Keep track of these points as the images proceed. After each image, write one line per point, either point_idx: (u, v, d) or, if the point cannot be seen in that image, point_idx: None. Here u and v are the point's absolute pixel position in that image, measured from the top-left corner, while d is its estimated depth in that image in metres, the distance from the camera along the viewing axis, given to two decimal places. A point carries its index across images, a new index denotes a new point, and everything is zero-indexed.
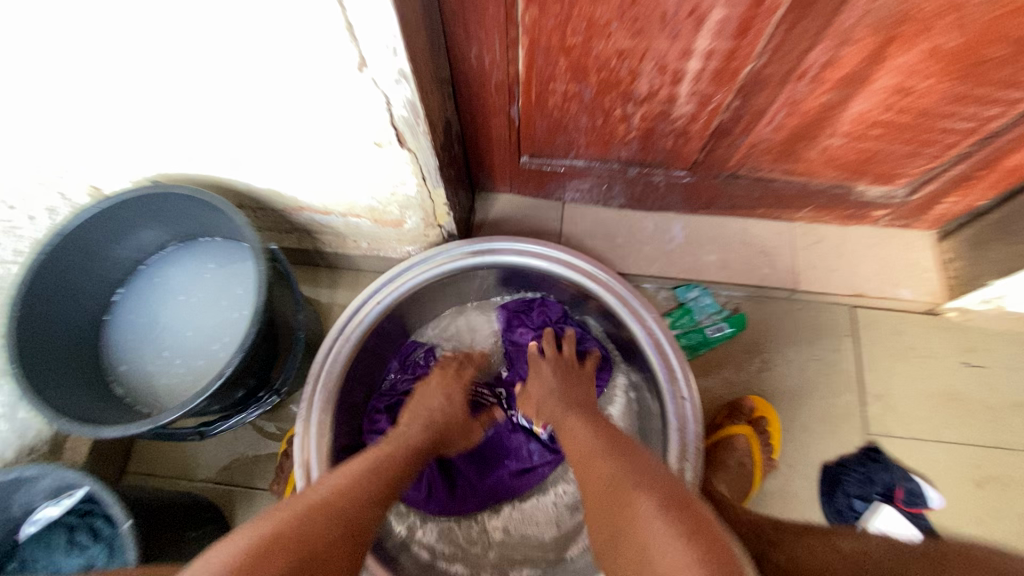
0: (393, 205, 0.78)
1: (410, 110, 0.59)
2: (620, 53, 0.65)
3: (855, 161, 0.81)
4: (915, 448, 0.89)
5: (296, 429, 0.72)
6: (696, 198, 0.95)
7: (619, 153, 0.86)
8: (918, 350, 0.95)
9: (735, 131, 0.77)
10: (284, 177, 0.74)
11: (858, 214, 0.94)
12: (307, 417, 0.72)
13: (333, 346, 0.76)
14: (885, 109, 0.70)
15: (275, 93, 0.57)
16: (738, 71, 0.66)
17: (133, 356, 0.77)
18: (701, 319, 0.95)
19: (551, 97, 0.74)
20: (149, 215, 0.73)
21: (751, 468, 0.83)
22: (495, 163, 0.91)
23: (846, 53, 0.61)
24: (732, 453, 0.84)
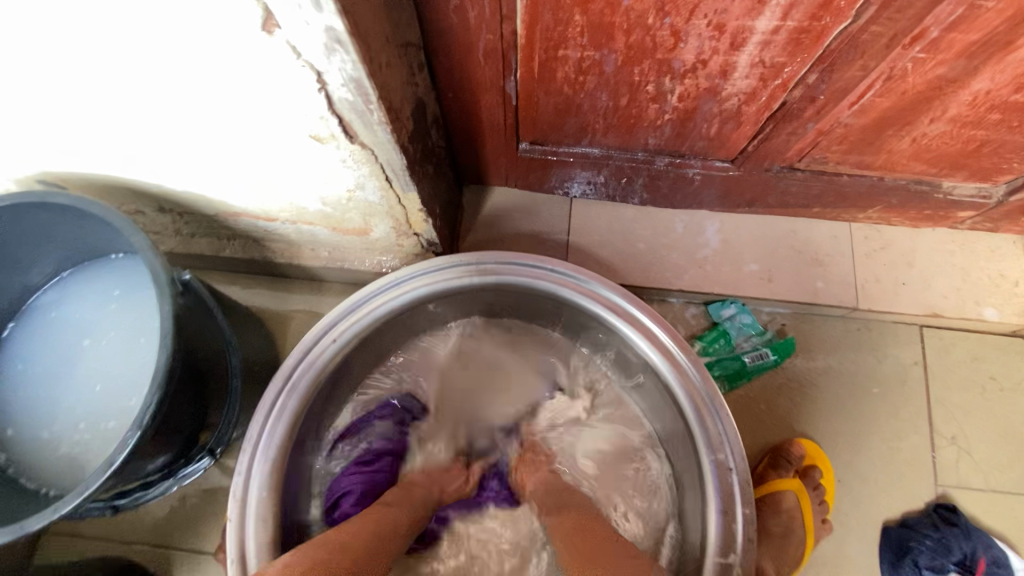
0: (353, 211, 0.60)
1: (357, 92, 0.41)
2: (660, 7, 0.45)
3: (952, 154, 0.63)
4: (994, 503, 0.74)
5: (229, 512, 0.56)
6: (737, 194, 0.76)
7: (645, 140, 0.67)
8: (1000, 381, 0.78)
9: (803, 116, 0.58)
10: (205, 179, 0.56)
11: (937, 215, 0.76)
12: (245, 495, 0.56)
13: (277, 400, 0.60)
14: (1017, 88, 0.51)
15: (166, 68, 0.39)
16: (825, 33, 0.46)
17: (19, 413, 0.60)
18: (738, 344, 0.78)
19: (559, 69, 0.55)
20: (21, 234, 0.55)
21: (802, 535, 0.70)
22: (487, 152, 0.72)
23: (989, 7, 0.42)
24: (778, 517, 0.71)
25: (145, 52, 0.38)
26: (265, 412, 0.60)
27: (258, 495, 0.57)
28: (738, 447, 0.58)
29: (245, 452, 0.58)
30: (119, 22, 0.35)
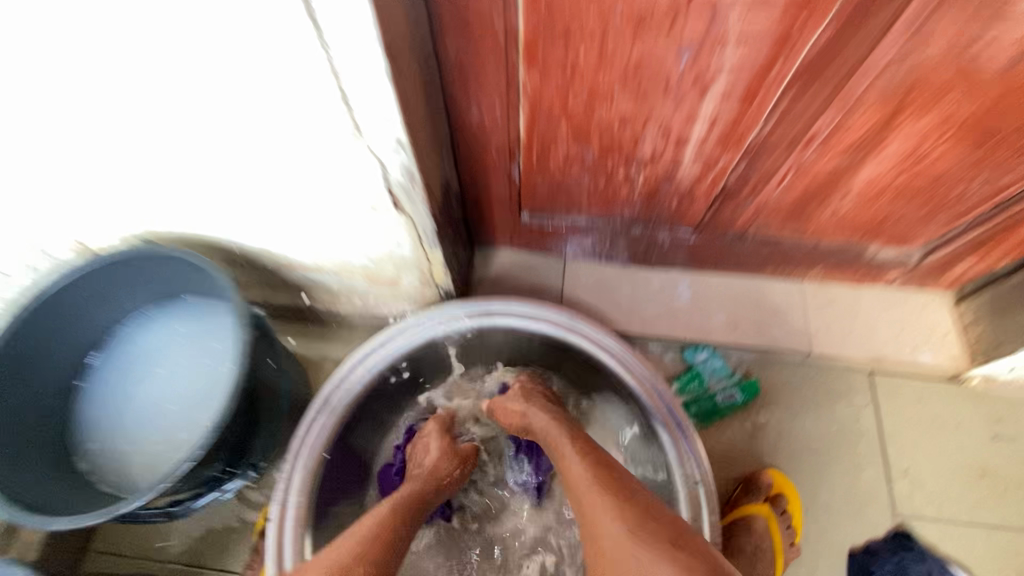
0: (389, 264, 0.75)
1: (408, 176, 0.57)
2: (622, 118, 0.63)
3: (867, 224, 0.79)
4: (949, 532, 0.82)
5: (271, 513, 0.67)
6: (702, 256, 0.91)
7: (621, 212, 0.83)
8: (945, 420, 0.88)
9: (741, 194, 0.75)
10: (275, 238, 0.72)
11: (871, 275, 0.91)
12: (284, 501, 0.67)
13: (315, 419, 0.71)
14: (897, 175, 0.68)
15: (275, 165, 0.57)
16: (744, 137, 0.64)
17: (101, 430, 0.72)
18: (711, 385, 0.90)
19: (552, 159, 0.72)
20: (128, 280, 0.70)
21: (773, 556, 0.77)
22: (495, 220, 0.89)
23: (854, 120, 0.60)
24: (749, 539, 0.78)
25: (262, 152, 0.55)
26: (304, 431, 0.71)
27: (296, 506, 0.67)
28: (703, 467, 0.69)
29: (286, 466, 0.69)
30: (251, 129, 0.52)
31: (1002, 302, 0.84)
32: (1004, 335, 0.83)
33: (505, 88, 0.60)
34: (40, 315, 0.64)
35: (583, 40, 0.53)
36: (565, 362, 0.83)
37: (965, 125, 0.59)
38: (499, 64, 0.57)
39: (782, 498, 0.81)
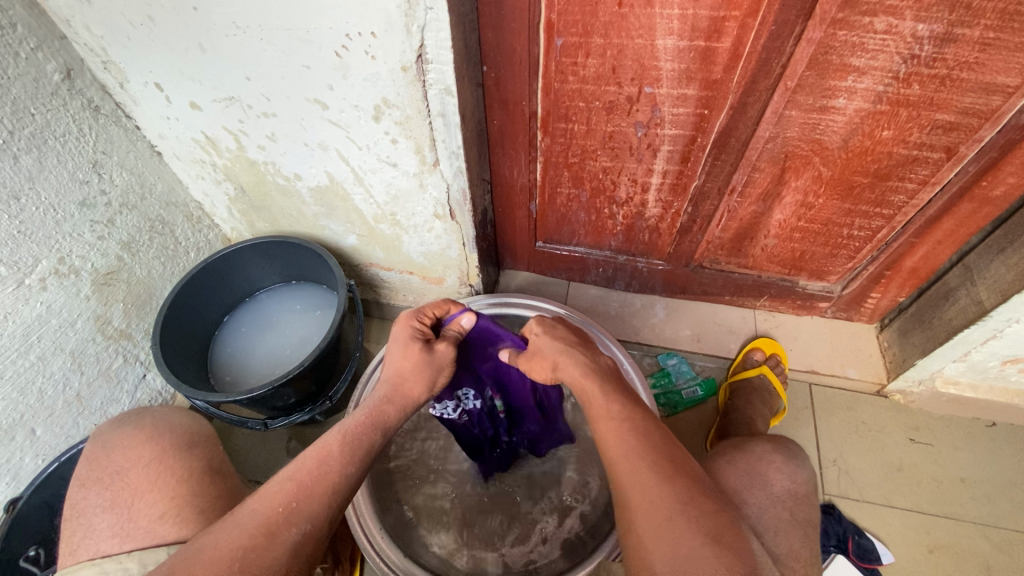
0: (439, 265, 1.06)
1: (462, 195, 0.88)
2: (604, 170, 0.96)
3: (791, 258, 1.06)
4: (868, 510, 1.00)
5: None
6: (674, 283, 1.19)
7: (609, 243, 1.13)
8: (868, 425, 1.09)
9: (694, 230, 1.04)
10: (365, 242, 1.03)
11: (807, 305, 1.16)
12: None
13: (376, 367, 0.97)
14: (798, 219, 0.97)
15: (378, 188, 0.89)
16: (687, 186, 0.95)
17: (230, 364, 1.01)
18: (678, 382, 1.13)
19: (558, 198, 1.04)
20: (267, 260, 1.03)
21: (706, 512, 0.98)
22: (517, 247, 1.20)
23: (757, 177, 0.90)
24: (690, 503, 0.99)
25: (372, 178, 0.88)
26: (369, 376, 0.97)
27: None
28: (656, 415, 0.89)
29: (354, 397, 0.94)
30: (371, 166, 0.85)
31: (905, 327, 1.08)
32: (908, 353, 1.06)
33: (529, 148, 0.94)
34: (210, 271, 0.97)
35: (578, 117, 0.87)
36: None
37: (831, 183, 0.88)
38: (526, 134, 0.91)
39: (776, 355, 1.11)
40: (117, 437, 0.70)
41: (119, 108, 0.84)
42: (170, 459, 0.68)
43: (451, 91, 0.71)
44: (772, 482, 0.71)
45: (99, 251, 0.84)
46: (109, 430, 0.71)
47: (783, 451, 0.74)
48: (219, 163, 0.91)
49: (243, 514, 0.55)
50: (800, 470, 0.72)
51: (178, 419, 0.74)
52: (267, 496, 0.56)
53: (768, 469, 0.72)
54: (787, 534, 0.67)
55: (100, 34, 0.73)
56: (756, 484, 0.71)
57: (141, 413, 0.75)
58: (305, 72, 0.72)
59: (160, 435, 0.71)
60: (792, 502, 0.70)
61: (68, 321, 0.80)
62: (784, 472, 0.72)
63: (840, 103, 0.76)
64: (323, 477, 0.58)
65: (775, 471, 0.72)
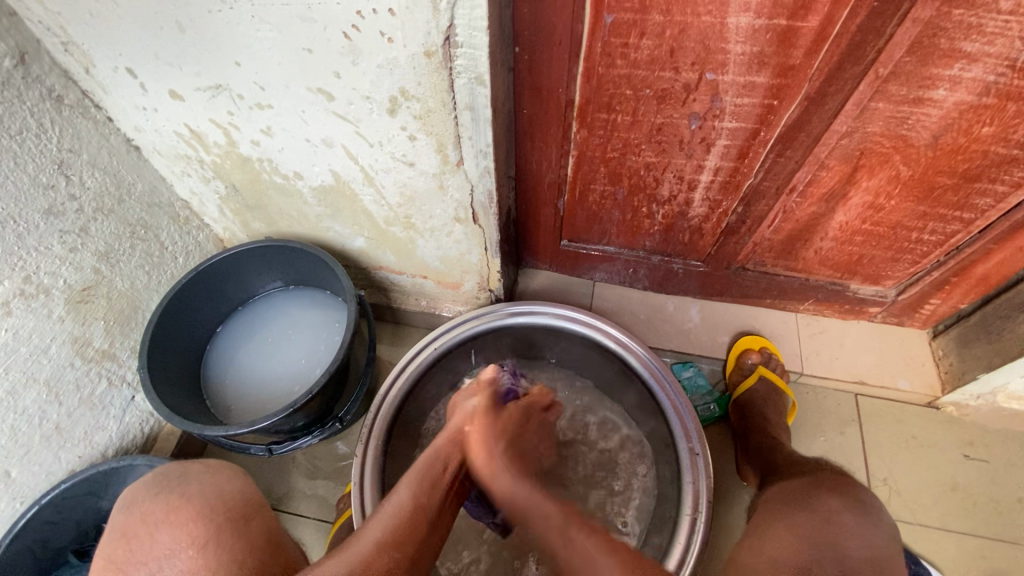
0: (457, 270, 0.96)
1: (487, 196, 0.77)
2: (648, 165, 0.84)
3: (846, 262, 0.96)
4: (921, 533, 0.94)
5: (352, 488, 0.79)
6: (712, 285, 1.09)
7: (643, 242, 1.02)
8: (919, 440, 1.02)
9: (741, 232, 0.93)
10: (375, 245, 0.92)
11: (855, 310, 1.06)
12: (362, 471, 0.80)
13: (390, 385, 0.88)
14: (862, 221, 0.86)
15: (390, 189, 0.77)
16: (740, 184, 0.84)
17: (228, 384, 0.92)
18: (693, 397, 1.05)
19: (590, 195, 0.93)
20: (264, 266, 0.92)
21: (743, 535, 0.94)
22: (539, 245, 1.09)
23: (824, 175, 0.79)
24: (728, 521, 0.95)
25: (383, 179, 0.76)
26: (384, 395, 0.87)
27: (368, 461, 0.81)
28: (702, 441, 0.81)
29: (369, 419, 0.85)
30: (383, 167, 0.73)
31: (966, 336, 0.99)
32: (968, 364, 0.97)
33: (561, 140, 0.82)
34: (200, 278, 0.86)
35: (622, 106, 0.75)
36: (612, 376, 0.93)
37: (908, 183, 0.77)
38: (559, 126, 0.79)
39: (767, 350, 1.04)
40: (160, 510, 0.58)
41: (86, 97, 0.71)
42: (230, 539, 0.55)
43: (484, 80, 0.59)
44: (844, 548, 0.59)
45: (72, 265, 0.73)
46: (149, 500, 0.59)
47: (851, 506, 0.63)
48: (207, 159, 0.79)
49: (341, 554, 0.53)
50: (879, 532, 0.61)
51: (228, 486, 0.61)
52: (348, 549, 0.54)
53: (837, 532, 0.61)
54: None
55: (56, 10, 0.60)
56: (822, 548, 0.60)
57: (186, 478, 0.61)
58: (306, 57, 0.59)
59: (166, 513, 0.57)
60: (874, 571, 0.57)
61: (41, 348, 0.70)
62: (860, 537, 0.60)
63: (939, 94, 0.64)
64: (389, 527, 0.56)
65: (845, 533, 0.61)
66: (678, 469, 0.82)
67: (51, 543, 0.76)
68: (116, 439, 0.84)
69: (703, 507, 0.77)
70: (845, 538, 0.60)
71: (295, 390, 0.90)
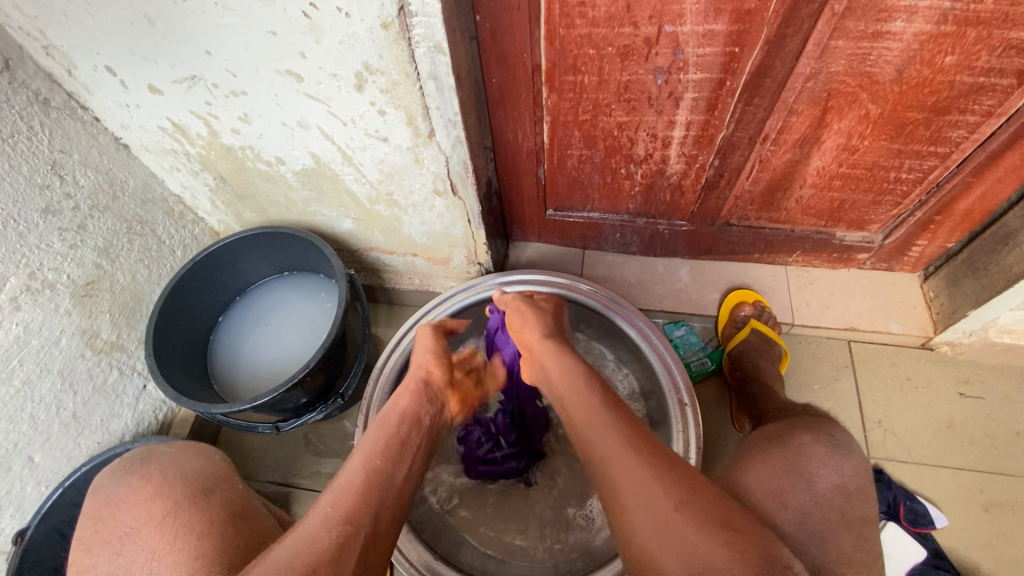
0: (444, 245, 0.98)
1: (463, 167, 0.79)
2: (620, 125, 0.85)
3: (829, 209, 0.97)
4: (917, 471, 0.95)
5: None
6: (699, 244, 1.10)
7: (627, 205, 1.04)
8: (914, 381, 1.02)
9: (720, 185, 0.94)
10: (363, 227, 0.95)
11: (844, 257, 1.07)
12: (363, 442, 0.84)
13: (386, 359, 0.91)
14: (839, 164, 0.87)
15: (368, 167, 0.80)
16: (714, 137, 0.85)
17: (230, 369, 0.96)
18: (686, 354, 1.07)
19: (568, 161, 0.94)
20: (257, 254, 0.96)
21: None
22: (525, 217, 1.11)
23: (794, 121, 0.80)
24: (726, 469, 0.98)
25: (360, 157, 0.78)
26: (380, 370, 0.91)
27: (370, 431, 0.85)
28: (690, 391, 0.83)
29: (367, 393, 0.89)
30: (359, 146, 0.76)
31: (955, 275, 0.99)
32: (958, 302, 0.97)
33: (533, 107, 0.83)
34: (196, 269, 0.90)
35: (587, 66, 0.76)
36: (604, 337, 0.95)
37: (879, 121, 0.78)
38: (529, 93, 0.81)
39: (760, 303, 1.05)
40: (123, 490, 0.63)
41: (72, 98, 0.75)
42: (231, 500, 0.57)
43: (442, 48, 0.61)
44: (814, 476, 0.61)
45: (74, 261, 0.77)
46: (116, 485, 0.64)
47: (832, 441, 0.66)
48: (193, 152, 0.82)
49: (298, 530, 0.53)
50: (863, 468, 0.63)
51: None
52: (305, 524, 0.54)
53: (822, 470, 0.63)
54: (825, 535, 0.58)
55: (34, 14, 0.63)
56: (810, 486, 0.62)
57: (146, 460, 0.67)
58: (271, 39, 0.62)
59: (174, 485, 0.62)
60: (852, 500, 0.61)
61: (51, 340, 0.74)
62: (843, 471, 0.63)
63: (896, 26, 0.65)
64: (345, 492, 0.57)
65: (830, 471, 0.63)
66: (668, 421, 0.85)
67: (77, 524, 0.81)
68: (130, 427, 0.88)
69: (693, 453, 0.79)
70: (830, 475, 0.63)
71: (295, 369, 0.94)
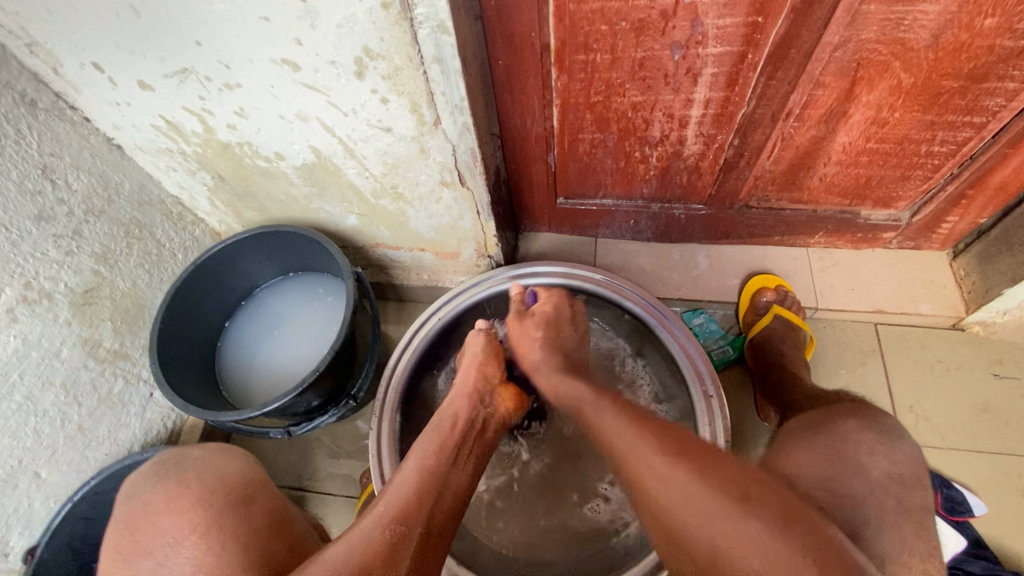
0: (453, 238, 0.94)
1: (471, 156, 0.75)
2: (635, 106, 0.81)
3: (854, 187, 0.92)
4: (952, 456, 0.92)
5: (371, 464, 0.80)
6: (717, 228, 1.05)
7: (641, 190, 1.00)
8: (946, 363, 0.98)
9: (740, 165, 0.90)
10: (368, 222, 0.92)
11: (869, 237, 1.02)
12: (379, 445, 0.81)
13: (398, 357, 0.88)
14: (867, 139, 0.82)
15: (371, 160, 0.76)
16: (734, 115, 0.81)
17: (238, 375, 0.94)
18: (707, 343, 1.03)
19: (580, 145, 0.90)
20: (260, 255, 0.93)
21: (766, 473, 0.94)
22: (535, 206, 1.07)
23: (820, 95, 0.76)
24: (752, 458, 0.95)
25: (362, 150, 0.74)
26: (393, 368, 0.88)
27: (386, 433, 0.82)
28: (716, 382, 0.80)
29: (380, 394, 0.85)
30: (361, 138, 0.72)
31: (987, 251, 0.94)
32: (992, 280, 0.93)
33: (542, 90, 0.79)
34: (200, 273, 0.87)
35: (600, 44, 0.71)
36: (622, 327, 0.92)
37: (911, 91, 0.73)
38: (538, 74, 0.77)
39: (783, 287, 1.01)
40: (156, 501, 0.61)
41: (60, 99, 0.71)
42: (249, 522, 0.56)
43: (447, 28, 0.57)
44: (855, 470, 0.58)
45: (72, 268, 0.74)
46: (156, 492, 0.61)
47: (875, 434, 0.62)
48: (188, 151, 0.79)
49: (349, 535, 0.54)
50: (909, 460, 0.60)
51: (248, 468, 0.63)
52: (354, 530, 0.54)
53: (866, 464, 0.60)
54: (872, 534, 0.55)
55: (13, 10, 0.59)
56: (852, 479, 0.59)
57: (183, 464, 0.65)
58: (263, 26, 0.58)
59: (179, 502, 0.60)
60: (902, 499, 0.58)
61: (52, 351, 0.72)
62: (886, 463, 0.60)
63: None
64: (400, 498, 0.57)
65: (873, 465, 0.60)
66: (694, 413, 0.81)
67: (90, 537, 0.79)
68: (139, 436, 0.86)
69: (722, 446, 0.76)
70: (873, 468, 0.59)
71: (305, 372, 0.91)
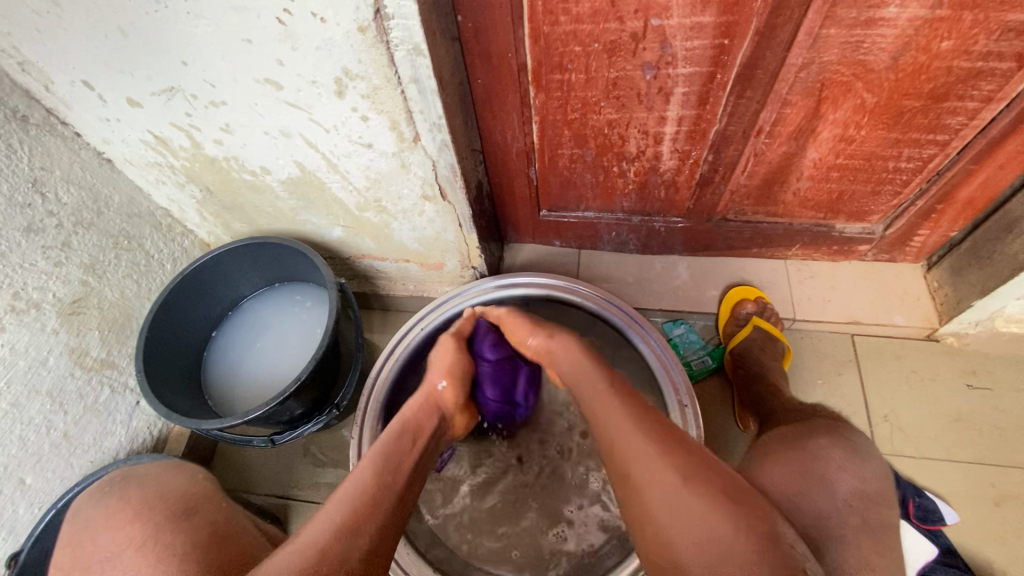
0: (436, 250, 0.97)
1: (450, 171, 0.77)
2: (610, 122, 0.84)
3: (827, 201, 0.95)
4: (926, 466, 0.93)
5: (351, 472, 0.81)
6: (697, 240, 1.08)
7: (621, 204, 1.02)
8: (921, 374, 1.00)
9: (715, 180, 0.92)
10: (353, 234, 0.94)
11: (844, 250, 1.05)
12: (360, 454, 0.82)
13: (381, 366, 0.89)
14: (836, 155, 0.85)
15: (353, 174, 0.78)
16: (707, 132, 0.83)
17: (223, 383, 0.95)
18: (687, 354, 1.05)
19: (560, 160, 0.93)
20: (247, 266, 0.95)
21: None
22: (519, 218, 1.09)
23: (788, 113, 0.78)
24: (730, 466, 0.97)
25: (345, 165, 0.77)
26: (375, 377, 0.89)
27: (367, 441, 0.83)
28: (690, 392, 0.82)
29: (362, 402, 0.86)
30: (344, 153, 0.74)
31: (959, 264, 0.96)
32: (963, 292, 0.95)
33: (520, 107, 0.82)
34: (187, 285, 0.89)
35: (574, 64, 0.74)
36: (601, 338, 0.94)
37: (875, 110, 0.76)
38: (516, 92, 0.79)
39: (762, 299, 1.03)
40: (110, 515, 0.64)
41: (51, 114, 0.74)
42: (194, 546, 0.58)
43: (422, 50, 0.59)
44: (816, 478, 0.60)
45: (60, 279, 0.76)
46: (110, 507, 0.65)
47: (840, 445, 0.64)
48: (177, 164, 0.81)
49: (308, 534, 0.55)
50: (869, 469, 0.62)
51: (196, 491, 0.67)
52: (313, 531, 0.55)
53: (831, 474, 0.61)
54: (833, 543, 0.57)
55: (6, 31, 0.62)
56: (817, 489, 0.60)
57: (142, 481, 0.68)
58: (247, 48, 0.60)
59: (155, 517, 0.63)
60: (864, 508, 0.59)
61: (38, 360, 0.73)
62: (850, 473, 0.61)
63: (890, 13, 0.63)
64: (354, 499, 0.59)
65: (837, 475, 0.61)
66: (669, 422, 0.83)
67: None
68: (124, 444, 0.87)
69: None
70: (837, 478, 0.61)
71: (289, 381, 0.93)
